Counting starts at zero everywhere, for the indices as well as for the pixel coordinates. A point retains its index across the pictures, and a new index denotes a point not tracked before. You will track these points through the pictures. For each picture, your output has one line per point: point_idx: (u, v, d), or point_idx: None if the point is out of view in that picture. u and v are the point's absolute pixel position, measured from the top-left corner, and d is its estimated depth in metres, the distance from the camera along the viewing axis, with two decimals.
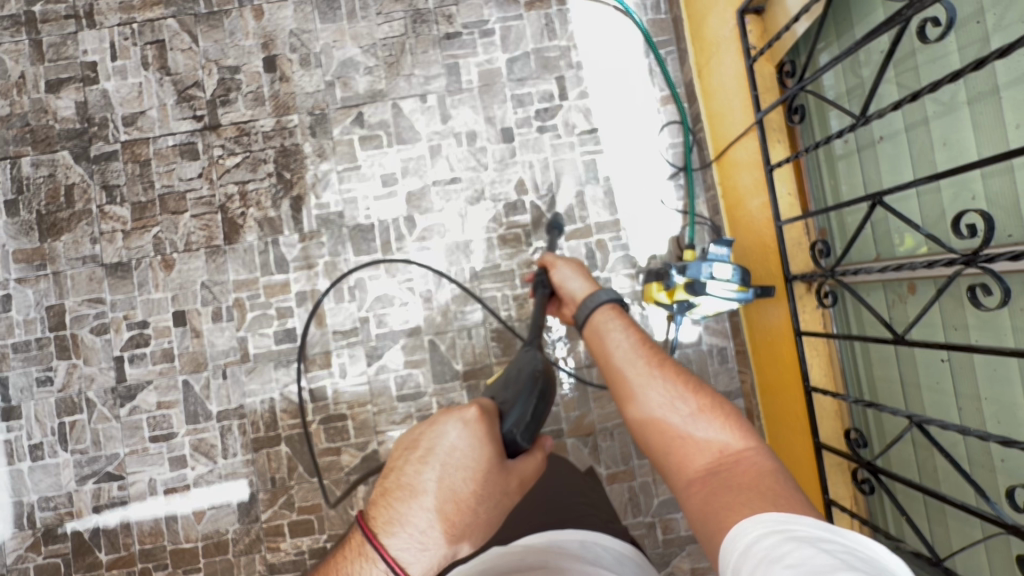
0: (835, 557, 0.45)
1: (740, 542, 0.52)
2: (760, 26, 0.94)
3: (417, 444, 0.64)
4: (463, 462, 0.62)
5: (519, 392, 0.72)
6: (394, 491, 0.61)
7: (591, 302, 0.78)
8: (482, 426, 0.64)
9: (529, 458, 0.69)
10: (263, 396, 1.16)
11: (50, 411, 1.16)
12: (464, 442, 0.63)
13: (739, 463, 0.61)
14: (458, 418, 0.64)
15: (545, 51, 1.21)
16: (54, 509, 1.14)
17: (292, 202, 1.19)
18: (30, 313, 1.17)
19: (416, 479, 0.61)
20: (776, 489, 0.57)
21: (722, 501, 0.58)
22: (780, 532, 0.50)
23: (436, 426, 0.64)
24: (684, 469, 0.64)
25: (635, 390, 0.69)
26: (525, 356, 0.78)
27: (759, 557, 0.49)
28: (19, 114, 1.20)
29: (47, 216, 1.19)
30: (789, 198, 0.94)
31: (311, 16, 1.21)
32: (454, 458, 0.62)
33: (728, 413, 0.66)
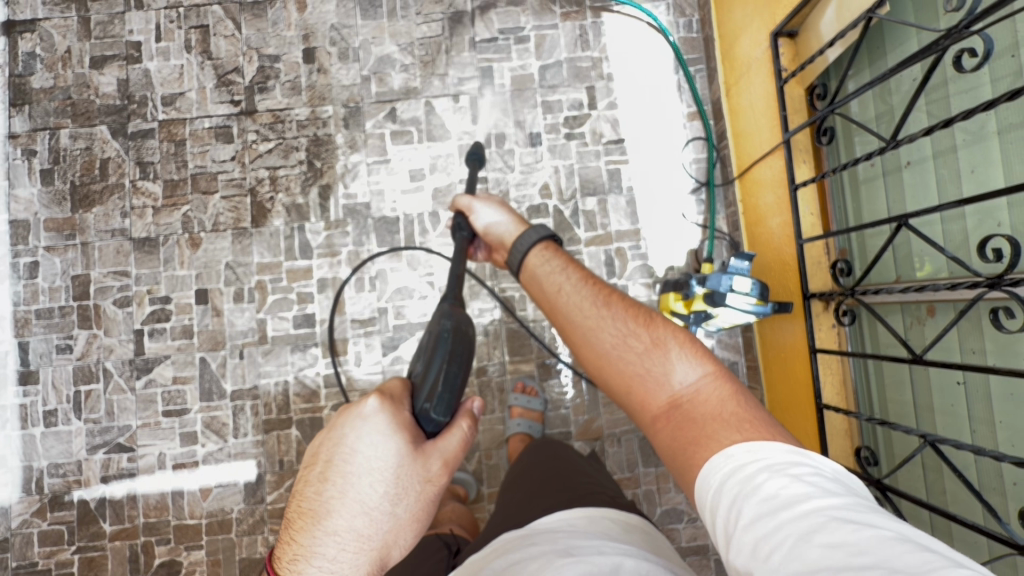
0: (806, 483, 0.48)
1: (713, 478, 0.53)
2: (793, 50, 0.97)
3: (317, 460, 0.62)
4: (365, 471, 0.60)
5: (431, 356, 0.67)
6: (302, 518, 0.60)
7: (521, 246, 0.77)
8: (387, 415, 0.61)
9: (449, 433, 0.66)
10: (278, 379, 1.17)
11: (67, 379, 1.17)
12: (365, 444, 0.60)
13: (699, 392, 0.62)
14: (356, 416, 0.61)
15: (577, 61, 1.24)
16: (63, 476, 1.15)
17: (321, 190, 1.21)
18: (56, 281, 1.19)
19: (316, 504, 0.60)
20: (739, 416, 0.58)
21: (688, 435, 0.58)
22: (752, 463, 0.51)
23: (333, 435, 0.61)
24: (646, 406, 0.64)
25: (589, 332, 0.69)
26: (438, 314, 0.70)
27: (732, 495, 0.50)
28: (62, 87, 1.23)
29: (80, 187, 1.21)
30: (811, 218, 0.95)
31: (353, 13, 1.25)
32: (354, 469, 0.60)
33: (683, 342, 0.66)
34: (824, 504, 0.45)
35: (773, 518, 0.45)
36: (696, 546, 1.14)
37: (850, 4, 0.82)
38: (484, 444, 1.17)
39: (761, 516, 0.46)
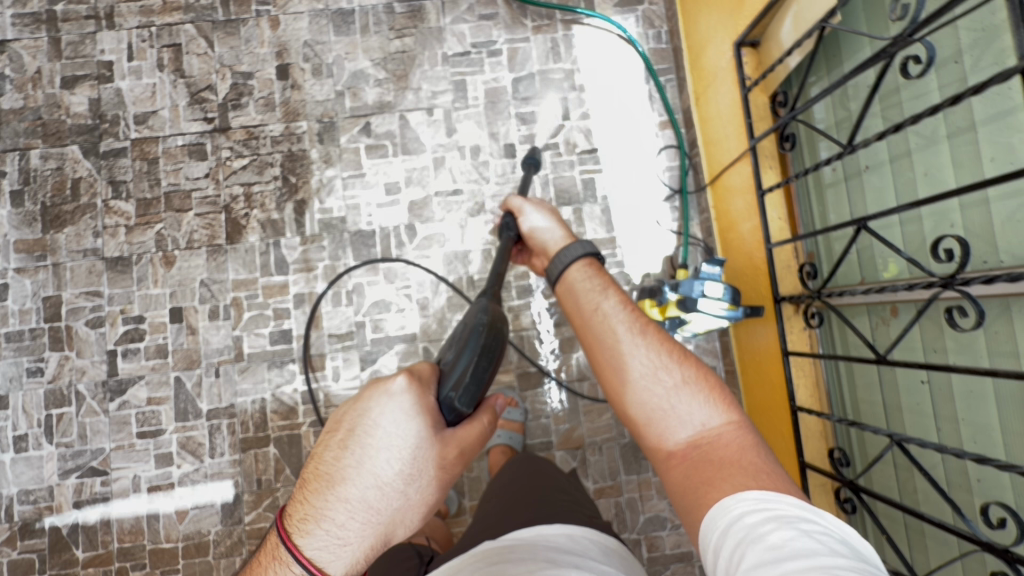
0: (815, 539, 0.46)
1: (721, 519, 0.53)
2: (756, 59, 0.99)
3: (338, 427, 0.60)
4: (385, 444, 0.58)
5: (463, 347, 0.68)
6: (316, 481, 0.59)
7: (567, 256, 0.75)
8: (413, 397, 0.60)
9: (471, 425, 0.66)
10: (255, 396, 1.16)
11: (38, 403, 1.15)
12: (389, 418, 0.59)
13: (720, 437, 0.62)
14: (385, 391, 0.60)
15: (549, 73, 1.26)
16: (34, 503, 1.13)
17: (296, 206, 1.21)
18: (26, 303, 1.17)
19: (332, 469, 0.58)
20: (757, 466, 0.58)
21: (703, 477, 0.58)
22: (761, 511, 0.51)
23: (359, 404, 0.60)
24: (664, 441, 0.64)
25: (619, 358, 0.68)
26: (475, 307, 0.72)
27: (738, 537, 0.50)
28: (32, 108, 1.23)
29: (51, 208, 1.20)
30: (779, 222, 0.97)
31: (325, 29, 1.26)
32: (376, 440, 0.58)
33: (712, 386, 0.66)
34: (831, 561, 0.43)
35: (778, 565, 0.44)
36: (680, 553, 1.14)
37: (803, 14, 0.83)
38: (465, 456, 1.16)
39: (763, 561, 0.45)
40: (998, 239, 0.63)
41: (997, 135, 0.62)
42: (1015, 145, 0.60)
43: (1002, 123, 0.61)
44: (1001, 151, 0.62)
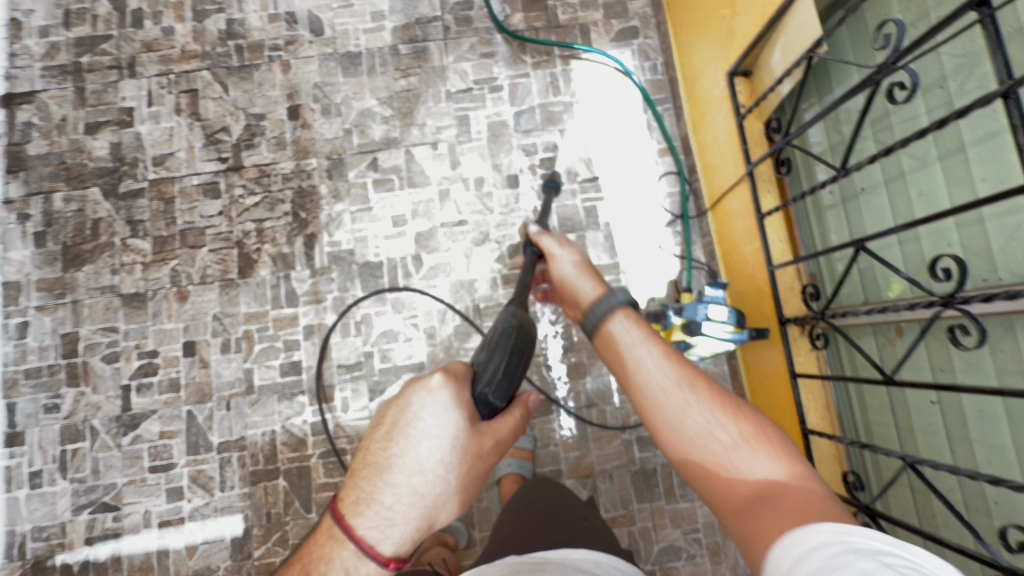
0: (896, 570, 0.40)
1: (792, 552, 0.48)
2: (749, 87, 1.01)
3: (383, 419, 0.62)
4: (427, 434, 0.60)
5: (494, 347, 0.68)
6: (364, 470, 0.60)
7: (603, 304, 0.75)
8: (451, 391, 0.62)
9: (505, 418, 0.68)
10: (265, 429, 1.17)
11: (54, 439, 1.17)
12: (431, 411, 0.61)
13: (789, 488, 0.56)
14: (424, 386, 0.61)
15: (549, 106, 1.30)
16: (46, 539, 1.13)
17: (306, 240, 1.24)
18: (45, 340, 1.20)
19: (380, 457, 0.60)
20: (826, 511, 0.52)
21: (768, 525, 0.53)
22: (838, 542, 0.46)
23: (401, 398, 0.62)
24: (728, 497, 0.59)
25: (671, 415, 0.65)
26: (503, 312, 0.73)
27: (811, 567, 0.45)
28: (57, 153, 1.29)
29: (72, 248, 1.25)
30: (780, 244, 0.97)
31: (334, 71, 1.32)
32: (418, 429, 0.60)
33: (773, 440, 0.61)
34: None
35: None
36: None
37: (791, 45, 0.85)
38: None
39: None
40: (997, 257, 0.63)
41: (988, 155, 0.63)
42: (1006, 163, 0.61)
43: (990, 144, 0.63)
44: (992, 171, 0.63)
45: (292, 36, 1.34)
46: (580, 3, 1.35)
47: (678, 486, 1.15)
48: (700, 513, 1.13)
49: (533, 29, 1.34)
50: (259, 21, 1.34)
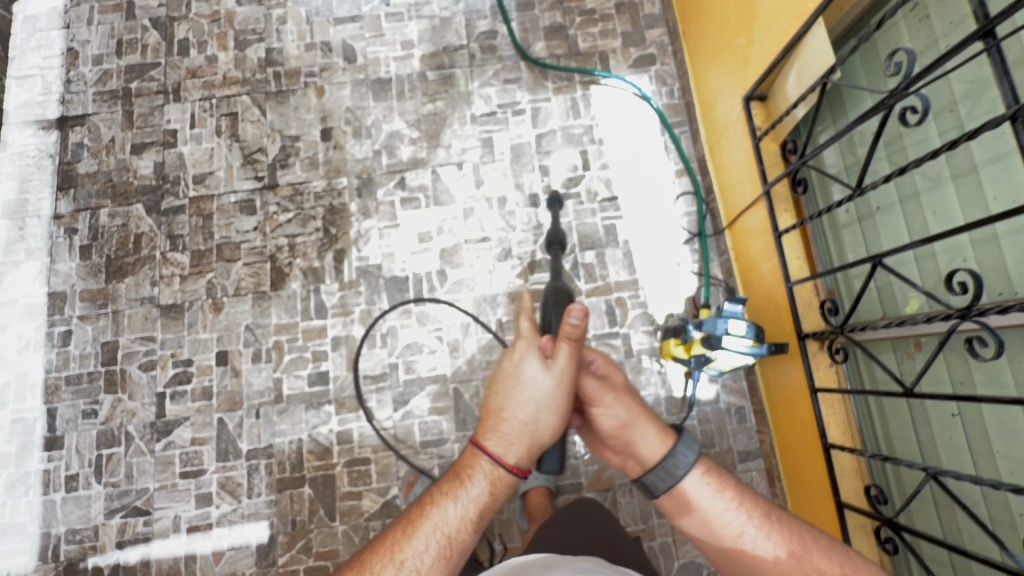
0: None
1: None
2: (764, 111, 1.05)
3: (494, 376, 0.74)
4: (535, 381, 0.71)
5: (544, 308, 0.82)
6: (488, 411, 0.72)
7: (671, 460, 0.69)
8: (536, 345, 0.72)
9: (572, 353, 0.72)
10: (292, 437, 1.20)
11: (90, 443, 1.21)
12: (527, 361, 0.72)
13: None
14: (517, 348, 0.73)
15: (569, 128, 1.35)
16: (79, 542, 1.16)
17: (335, 254, 1.30)
18: (86, 348, 1.26)
19: (497, 402, 0.71)
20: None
21: None
22: None
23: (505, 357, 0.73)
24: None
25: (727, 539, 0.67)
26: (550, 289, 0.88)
27: None
28: (104, 172, 1.37)
29: (115, 260, 1.31)
30: (797, 261, 1.00)
31: (365, 96, 1.39)
32: (523, 375, 0.71)
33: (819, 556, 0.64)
34: None
35: None
36: None
37: (805, 72, 0.89)
38: None
39: None
40: (1012, 272, 0.65)
41: (999, 174, 0.66)
42: (1017, 183, 0.64)
43: (1001, 164, 0.66)
44: (1003, 190, 0.66)
45: (326, 63, 1.42)
46: (599, 32, 1.41)
47: None
48: None
49: (555, 56, 1.40)
50: (296, 50, 1.43)
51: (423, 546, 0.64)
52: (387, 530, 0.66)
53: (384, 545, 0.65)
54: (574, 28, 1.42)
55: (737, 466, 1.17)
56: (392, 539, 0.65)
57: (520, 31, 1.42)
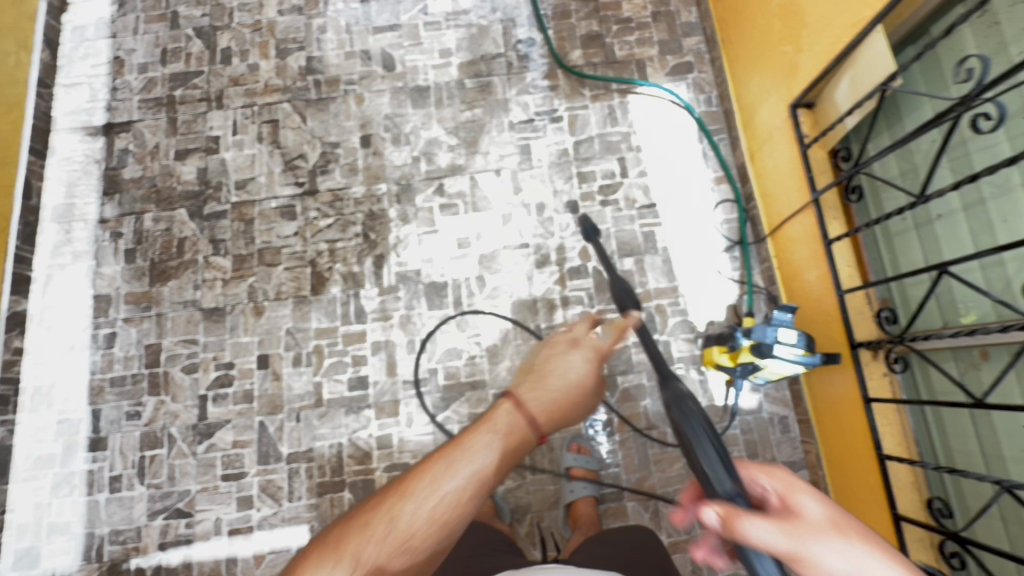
0: None
1: None
2: (812, 119, 1.05)
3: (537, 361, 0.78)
4: (576, 366, 0.77)
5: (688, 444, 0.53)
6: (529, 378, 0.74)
7: None
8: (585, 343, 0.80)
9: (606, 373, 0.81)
10: (332, 441, 1.21)
11: (134, 445, 1.22)
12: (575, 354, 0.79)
13: None
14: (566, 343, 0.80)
15: (607, 135, 1.36)
16: (122, 543, 1.17)
17: (375, 260, 1.31)
18: (130, 350, 1.28)
19: (541, 374, 0.75)
20: None
21: None
22: None
23: (552, 348, 0.80)
24: None
25: None
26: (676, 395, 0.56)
27: None
28: (149, 177, 1.39)
29: (159, 264, 1.33)
30: (847, 269, 0.98)
31: (404, 103, 1.41)
32: (567, 361, 0.77)
33: None
34: None
35: None
36: None
37: (860, 79, 0.89)
38: (535, 505, 1.16)
39: None
40: None
41: None
42: None
43: None
44: None
45: (366, 71, 1.43)
46: (635, 40, 1.42)
47: None
48: None
49: (592, 64, 1.41)
50: (336, 58, 1.45)
51: (461, 477, 0.59)
52: (429, 458, 0.61)
53: (427, 470, 0.60)
54: (611, 36, 1.43)
55: None
56: (435, 465, 0.60)
57: (556, 39, 1.43)
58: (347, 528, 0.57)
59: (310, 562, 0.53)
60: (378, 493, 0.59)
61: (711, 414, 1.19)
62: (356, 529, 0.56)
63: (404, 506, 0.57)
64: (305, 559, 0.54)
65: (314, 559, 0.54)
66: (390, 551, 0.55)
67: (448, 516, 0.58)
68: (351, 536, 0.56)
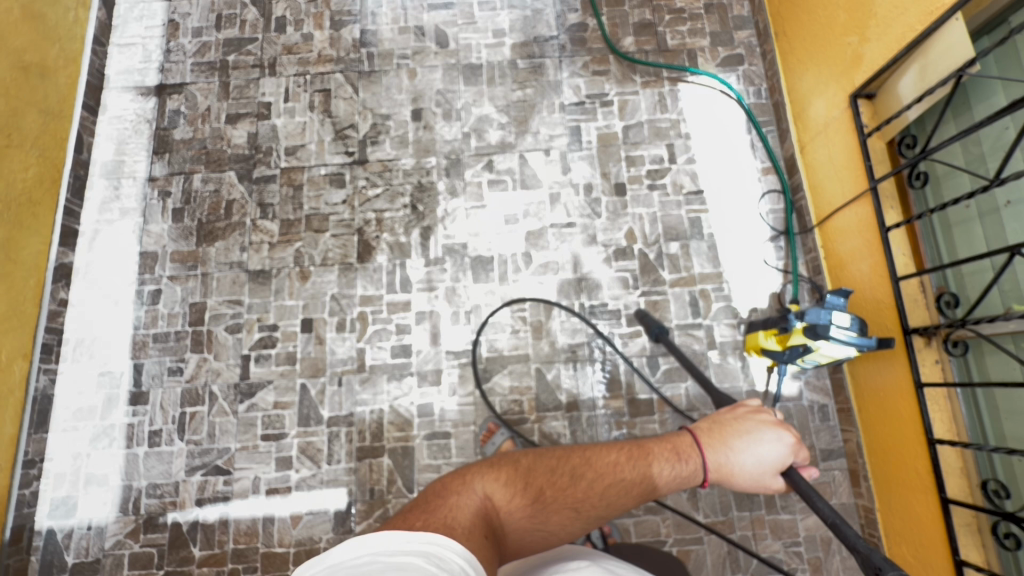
0: None
1: None
2: (872, 109, 1.06)
3: (727, 422, 0.77)
4: (773, 445, 0.74)
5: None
6: (712, 435, 0.75)
7: None
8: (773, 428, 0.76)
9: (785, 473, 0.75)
10: (373, 407, 1.21)
11: (175, 400, 1.23)
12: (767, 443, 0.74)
13: None
14: (760, 419, 0.77)
15: (657, 122, 1.37)
16: (160, 497, 1.18)
17: (422, 231, 1.32)
18: (175, 308, 1.28)
19: (724, 440, 0.75)
20: None
21: None
22: None
23: (749, 421, 0.77)
24: None
25: None
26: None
27: None
28: (199, 139, 1.40)
29: (206, 224, 1.34)
30: (903, 258, 0.99)
31: (456, 80, 1.42)
32: (756, 437, 0.75)
33: None
34: None
35: None
36: None
37: (930, 68, 0.91)
38: None
39: None
40: None
41: None
42: None
43: None
44: None
45: (419, 46, 1.45)
46: (688, 31, 1.43)
47: (780, 497, 1.15)
48: (802, 527, 1.14)
49: (644, 51, 1.42)
50: (390, 33, 1.46)
51: (593, 487, 0.70)
52: (613, 444, 0.75)
53: (608, 452, 0.73)
54: (664, 26, 1.44)
55: (819, 464, 1.16)
56: (616, 452, 0.74)
57: (609, 25, 1.44)
58: (535, 461, 0.73)
59: (501, 471, 0.71)
60: (567, 448, 0.74)
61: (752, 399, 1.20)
62: (541, 467, 0.72)
63: (583, 470, 0.71)
64: (499, 468, 0.71)
65: (505, 472, 0.71)
66: (557, 499, 0.69)
67: (609, 500, 0.70)
68: (535, 470, 0.72)
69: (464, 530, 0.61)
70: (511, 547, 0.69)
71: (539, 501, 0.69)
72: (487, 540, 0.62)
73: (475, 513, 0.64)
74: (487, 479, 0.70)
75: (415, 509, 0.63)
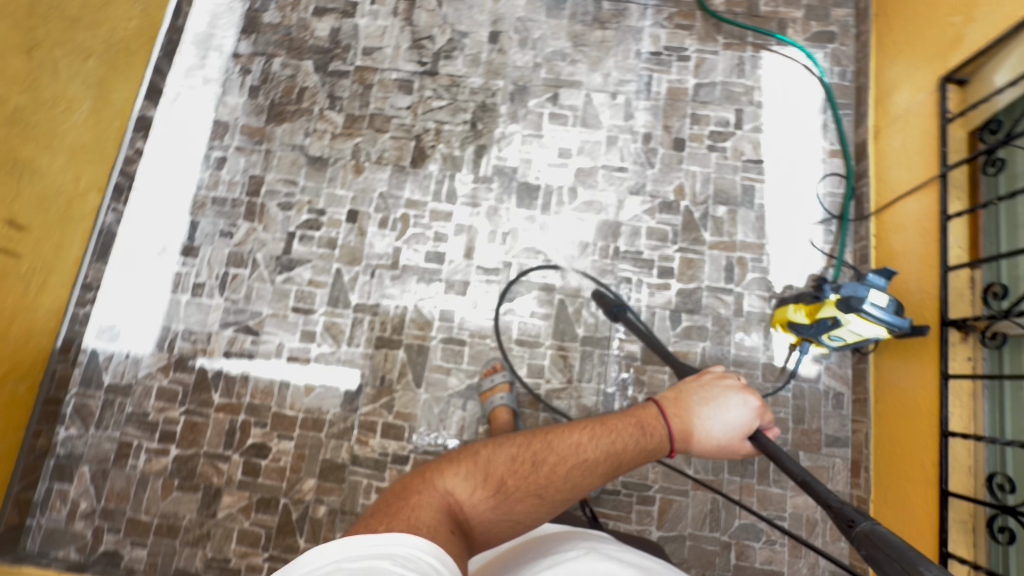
0: None
1: None
2: (961, 96, 1.02)
3: (688, 391, 0.75)
4: (738, 409, 0.72)
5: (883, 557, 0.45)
6: (671, 405, 0.73)
7: None
8: (738, 395, 0.74)
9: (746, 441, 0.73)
10: (399, 303, 1.27)
11: (221, 260, 1.31)
12: (729, 407, 0.72)
13: None
14: (720, 386, 0.75)
15: (730, 85, 1.35)
16: (193, 342, 1.27)
17: (476, 149, 1.35)
18: (236, 176, 1.36)
19: (688, 407, 0.73)
20: None
21: None
22: None
23: (709, 388, 0.75)
24: None
25: None
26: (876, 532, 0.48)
27: None
28: (285, 25, 1.46)
29: (277, 105, 1.41)
30: (958, 250, 0.97)
31: (538, 10, 1.42)
32: (719, 403, 0.73)
33: None
34: None
35: None
36: (769, 570, 1.12)
37: None
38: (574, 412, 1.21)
39: None
40: None
41: None
42: None
43: None
44: None
45: None
46: None
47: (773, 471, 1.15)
48: (790, 503, 1.14)
49: (733, 12, 1.39)
50: None
51: (558, 473, 0.66)
52: (574, 424, 0.71)
53: (570, 432, 0.69)
54: None
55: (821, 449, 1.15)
56: (579, 431, 0.69)
57: None
58: (494, 452, 0.68)
59: (460, 467, 0.66)
60: (527, 433, 0.70)
61: (768, 372, 1.18)
62: (501, 457, 0.67)
63: (544, 455, 0.67)
64: (456, 462, 0.67)
65: (462, 466, 0.66)
66: (520, 487, 0.65)
67: (575, 481, 0.66)
68: (495, 460, 0.67)
69: (431, 528, 0.58)
70: (480, 541, 0.65)
71: (502, 493, 0.65)
72: (454, 537, 0.59)
73: (438, 510, 0.61)
74: (444, 476, 0.65)
75: (374, 517, 0.59)
